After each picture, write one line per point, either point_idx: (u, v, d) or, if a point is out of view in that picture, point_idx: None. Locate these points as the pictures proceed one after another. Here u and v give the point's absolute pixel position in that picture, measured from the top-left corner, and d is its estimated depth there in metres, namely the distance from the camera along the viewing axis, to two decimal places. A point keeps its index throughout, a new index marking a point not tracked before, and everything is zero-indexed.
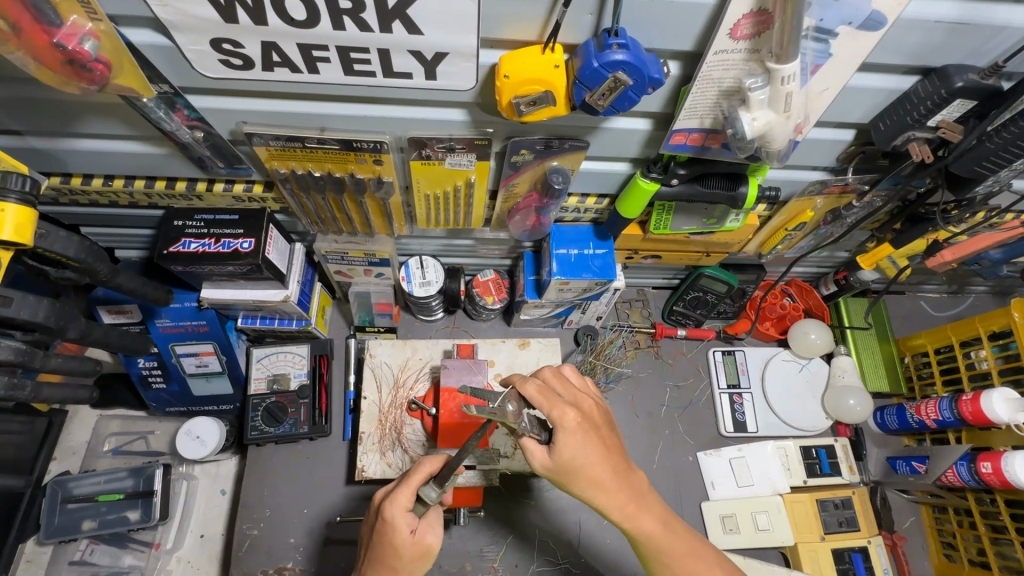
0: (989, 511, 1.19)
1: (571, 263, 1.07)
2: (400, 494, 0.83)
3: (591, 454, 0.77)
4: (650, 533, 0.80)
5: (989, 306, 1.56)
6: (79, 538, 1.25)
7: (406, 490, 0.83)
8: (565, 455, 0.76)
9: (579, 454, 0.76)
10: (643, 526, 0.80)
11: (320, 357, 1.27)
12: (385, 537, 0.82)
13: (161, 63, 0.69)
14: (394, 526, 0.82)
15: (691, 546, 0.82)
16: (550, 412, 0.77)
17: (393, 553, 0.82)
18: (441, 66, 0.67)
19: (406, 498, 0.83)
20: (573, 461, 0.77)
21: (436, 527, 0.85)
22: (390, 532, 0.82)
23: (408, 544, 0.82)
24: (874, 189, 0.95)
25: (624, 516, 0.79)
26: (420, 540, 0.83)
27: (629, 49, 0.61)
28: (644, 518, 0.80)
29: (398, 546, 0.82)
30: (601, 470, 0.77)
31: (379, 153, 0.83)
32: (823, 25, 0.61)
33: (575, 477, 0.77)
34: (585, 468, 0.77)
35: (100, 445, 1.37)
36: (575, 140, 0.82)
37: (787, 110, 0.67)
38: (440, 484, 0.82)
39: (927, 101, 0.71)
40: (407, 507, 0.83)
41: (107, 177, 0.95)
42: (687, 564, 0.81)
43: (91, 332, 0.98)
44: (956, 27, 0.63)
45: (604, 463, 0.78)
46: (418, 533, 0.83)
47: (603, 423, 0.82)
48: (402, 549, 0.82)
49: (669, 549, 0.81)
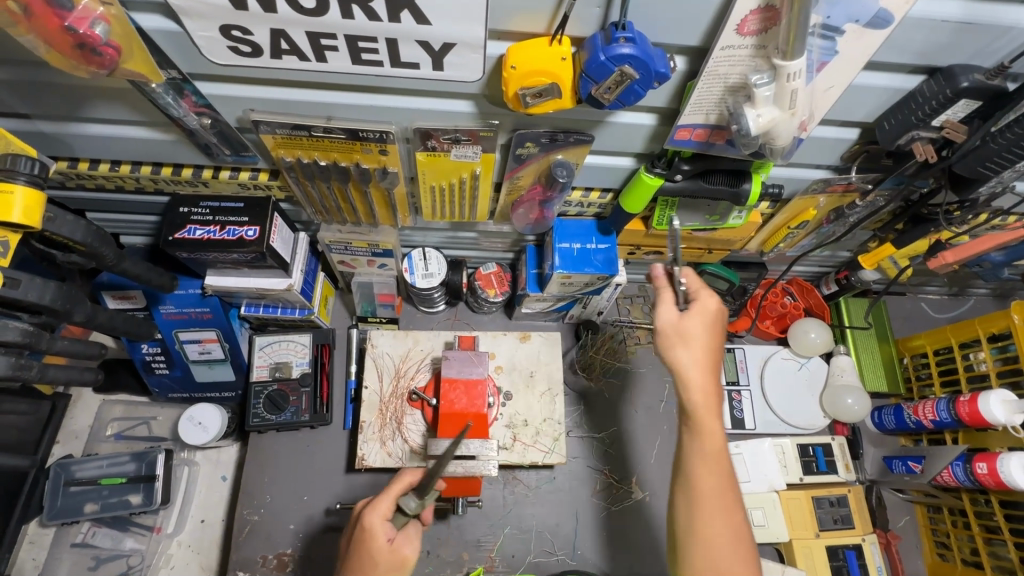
0: (983, 512, 1.20)
1: (574, 257, 1.08)
2: (380, 502, 0.85)
3: (702, 327, 0.83)
4: (704, 433, 0.78)
5: (989, 309, 1.57)
6: (82, 520, 1.27)
7: (387, 500, 0.85)
8: (684, 316, 0.83)
9: (695, 329, 0.82)
10: (706, 423, 0.78)
11: (323, 346, 1.28)
12: (362, 546, 0.83)
13: (170, 49, 0.69)
14: (371, 533, 0.83)
15: (727, 481, 0.76)
16: (697, 289, 0.86)
17: (370, 565, 0.82)
18: (449, 57, 0.67)
19: (385, 506, 0.85)
20: (684, 328, 0.83)
21: (414, 541, 0.85)
22: (368, 539, 0.83)
23: (384, 553, 0.82)
24: (877, 189, 0.96)
25: (699, 401, 0.79)
26: (396, 550, 0.83)
27: (636, 43, 0.61)
28: (709, 419, 0.79)
29: (375, 556, 0.82)
30: (703, 355, 0.82)
31: (385, 142, 0.84)
32: (830, 22, 0.61)
33: (675, 339, 0.83)
34: (689, 341, 0.82)
35: (103, 429, 1.38)
36: (581, 134, 0.82)
37: (792, 107, 0.67)
38: (420, 495, 0.81)
39: (932, 102, 0.71)
40: (387, 516, 0.85)
41: (114, 162, 0.96)
42: (718, 486, 0.75)
43: (96, 316, 0.99)
44: (962, 26, 0.63)
45: (705, 352, 0.82)
46: (396, 542, 0.84)
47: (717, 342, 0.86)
48: (378, 558, 0.82)
49: (711, 467, 0.76)
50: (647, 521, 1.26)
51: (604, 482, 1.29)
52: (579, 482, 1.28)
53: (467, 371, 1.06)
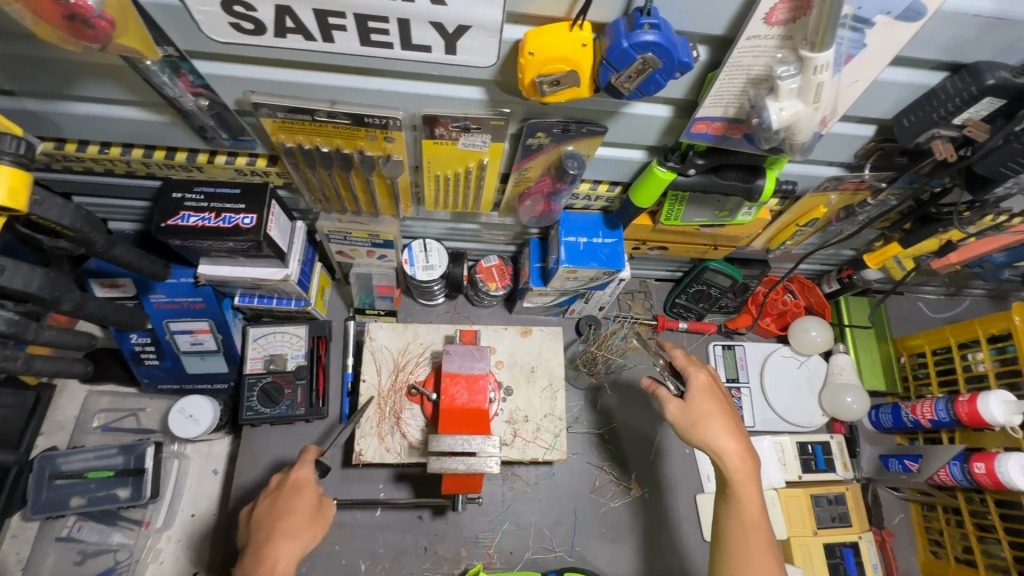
0: (978, 510, 1.21)
1: (580, 251, 1.05)
2: (309, 458, 0.97)
3: (713, 406, 0.92)
4: (744, 500, 0.86)
5: (985, 309, 1.58)
6: (67, 514, 1.23)
7: (311, 457, 0.97)
8: (691, 403, 0.92)
9: (704, 410, 0.91)
10: (744, 490, 0.87)
11: (319, 338, 1.25)
12: (294, 493, 0.93)
13: (166, 24, 0.65)
14: (303, 482, 0.94)
15: (764, 545, 0.84)
16: (688, 368, 0.96)
17: (298, 509, 0.91)
18: (462, 41, 0.64)
19: (311, 462, 0.97)
20: (697, 408, 0.92)
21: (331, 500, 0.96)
22: (298, 489, 0.93)
23: (311, 502, 0.93)
24: (889, 187, 0.95)
25: (734, 469, 0.87)
26: (322, 501, 0.94)
27: (660, 30, 0.59)
28: (747, 484, 0.87)
29: (302, 501, 0.92)
30: (723, 432, 0.89)
31: (390, 129, 0.81)
32: (861, 14, 0.60)
33: (694, 425, 0.91)
34: (707, 416, 0.91)
35: (89, 421, 1.34)
36: (594, 125, 0.80)
37: (816, 101, 0.65)
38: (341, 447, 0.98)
39: (956, 99, 0.70)
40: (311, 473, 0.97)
41: (103, 144, 0.91)
42: (759, 552, 0.84)
43: (84, 304, 0.95)
44: (993, 22, 0.61)
45: (725, 427, 0.90)
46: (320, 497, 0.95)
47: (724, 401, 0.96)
48: (303, 505, 0.91)
49: (751, 530, 0.85)
50: (645, 517, 1.26)
51: (602, 478, 1.28)
52: (577, 479, 1.27)
53: (469, 366, 1.04)
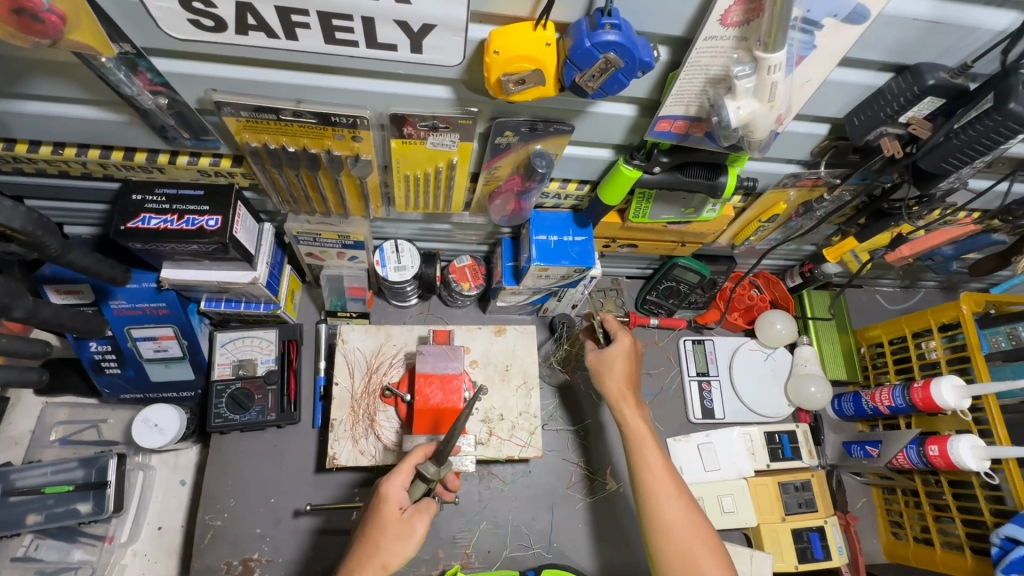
0: (934, 491, 1.27)
1: (550, 249, 1.06)
2: (401, 471, 0.87)
3: (622, 365, 1.05)
4: (635, 426, 0.98)
5: (937, 300, 1.66)
6: (23, 532, 1.17)
7: (403, 470, 0.87)
8: (602, 355, 1.06)
9: (613, 362, 1.05)
10: (631, 420, 0.99)
11: (289, 342, 1.23)
12: (377, 512, 0.85)
13: (121, 19, 0.63)
14: (385, 499, 0.85)
15: (658, 465, 0.94)
16: (615, 330, 1.08)
17: (378, 530, 0.84)
18: (427, 39, 0.65)
19: (404, 475, 0.87)
20: (606, 360, 1.05)
21: (425, 516, 0.85)
22: (381, 505, 0.85)
23: (393, 522, 0.84)
24: (844, 184, 0.99)
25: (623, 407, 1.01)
26: (408, 521, 0.84)
27: (621, 30, 0.61)
28: (632, 415, 0.99)
29: (385, 522, 0.84)
30: (620, 382, 1.03)
31: (357, 128, 0.80)
32: (810, 16, 0.62)
33: (602, 373, 1.05)
34: (611, 369, 1.04)
35: (46, 434, 1.29)
36: (560, 124, 0.82)
37: (771, 100, 0.68)
38: (437, 461, 0.84)
39: (901, 98, 0.74)
40: (405, 486, 0.87)
41: (57, 144, 0.88)
42: (655, 472, 0.93)
43: (38, 311, 0.92)
44: (932, 26, 0.65)
45: (624, 382, 1.03)
46: (409, 515, 0.85)
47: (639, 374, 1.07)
48: (387, 524, 0.84)
49: (647, 452, 0.95)
50: (622, 511, 1.27)
51: (577, 475, 1.29)
52: (553, 477, 1.28)
53: (442, 366, 1.04)
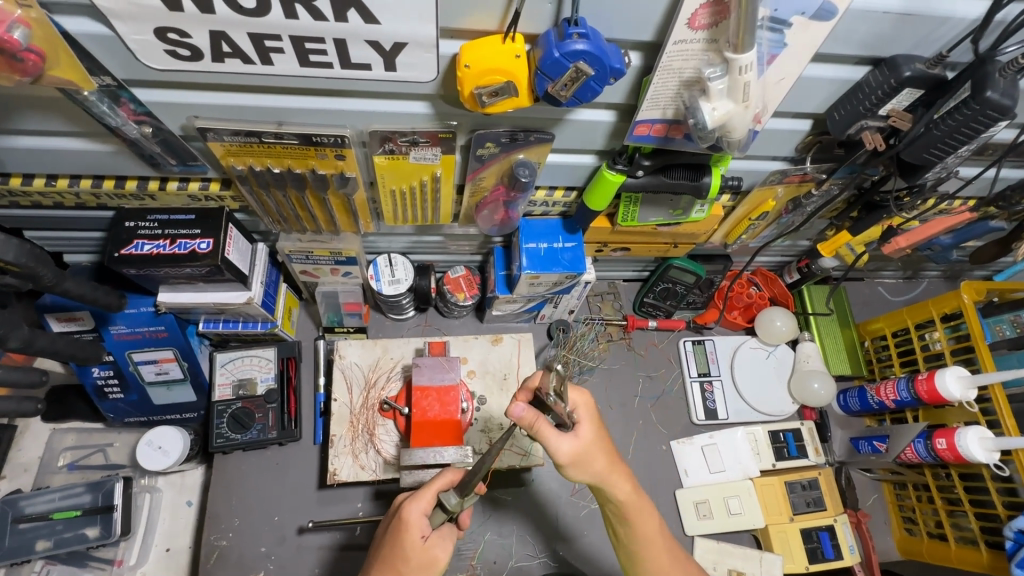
0: (945, 486, 1.24)
1: (541, 257, 1.07)
2: (421, 495, 0.83)
3: (603, 443, 0.83)
4: (643, 520, 0.87)
5: (940, 289, 1.63)
6: (33, 558, 1.18)
7: (425, 496, 0.83)
8: (585, 440, 0.81)
9: (594, 447, 0.81)
10: (638, 513, 0.86)
11: (288, 359, 1.24)
12: (398, 538, 0.81)
13: (101, 54, 0.65)
14: (407, 526, 0.81)
15: (670, 553, 0.90)
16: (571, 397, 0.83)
17: (400, 557, 0.81)
18: (400, 57, 0.66)
19: (426, 501, 0.83)
20: (587, 445, 0.80)
21: (446, 543, 0.84)
22: (404, 530, 0.81)
23: (415, 552, 0.81)
24: (831, 178, 0.98)
25: (628, 499, 0.85)
26: (429, 550, 0.82)
27: (589, 39, 0.61)
28: (641, 504, 0.87)
29: (407, 550, 0.81)
30: (607, 466, 0.82)
31: (341, 147, 0.81)
32: (778, 15, 0.63)
33: (585, 465, 0.81)
34: (596, 453, 0.81)
35: (54, 460, 1.30)
36: (541, 133, 0.82)
37: (745, 100, 0.68)
38: (461, 493, 0.82)
39: (879, 91, 0.73)
40: (426, 512, 0.83)
41: (50, 176, 0.90)
42: (664, 560, 0.89)
43: (36, 339, 0.94)
44: (903, 17, 0.65)
45: (610, 463, 0.83)
46: (429, 543, 0.82)
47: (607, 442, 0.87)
48: (409, 553, 0.81)
49: (653, 533, 0.88)
50: None
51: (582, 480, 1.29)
52: (559, 485, 1.28)
53: (438, 378, 1.04)
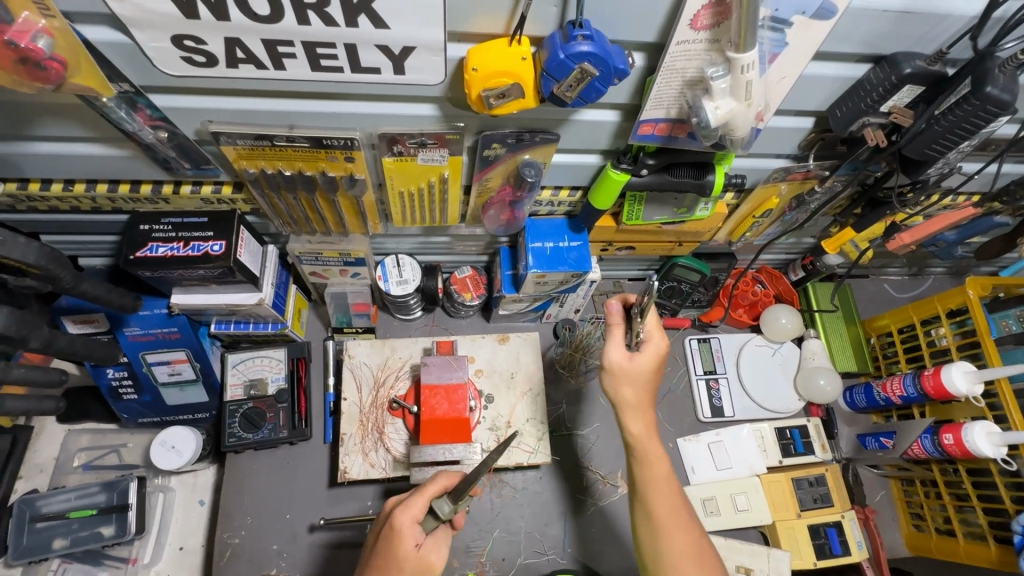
0: (953, 481, 1.24)
1: (547, 256, 1.08)
2: (413, 503, 0.82)
3: (647, 383, 0.90)
4: (652, 462, 0.89)
5: (946, 286, 1.64)
6: (50, 557, 1.20)
7: (417, 504, 0.82)
8: (634, 367, 0.89)
9: (643, 375, 0.89)
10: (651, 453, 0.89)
11: (298, 360, 1.26)
12: (390, 548, 0.80)
13: (120, 60, 0.67)
14: (401, 535, 0.80)
15: (675, 505, 0.88)
16: (648, 328, 0.90)
17: (394, 567, 0.79)
18: (409, 60, 0.67)
19: (419, 508, 0.82)
20: (631, 371, 0.89)
21: (440, 548, 0.83)
22: (396, 540, 0.80)
23: (410, 559, 0.79)
24: (834, 175, 0.99)
25: (643, 433, 0.89)
26: (424, 556, 0.81)
27: (594, 40, 0.62)
28: (653, 446, 0.90)
29: (400, 559, 0.79)
30: (642, 396, 0.90)
31: (350, 150, 0.83)
32: (778, 15, 0.64)
33: (625, 383, 0.89)
34: (634, 380, 0.89)
35: (70, 461, 1.33)
36: (546, 133, 0.83)
37: (748, 98, 0.69)
38: (455, 500, 0.80)
39: (880, 88, 0.74)
40: (417, 519, 0.82)
41: (67, 181, 0.92)
42: (673, 507, 0.88)
43: (54, 340, 0.96)
44: (903, 15, 0.66)
45: (647, 401, 0.90)
46: (423, 549, 0.81)
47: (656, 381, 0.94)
48: (403, 563, 0.79)
49: (659, 475, 0.89)
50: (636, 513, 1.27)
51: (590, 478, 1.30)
52: (566, 483, 1.28)
53: (446, 376, 1.05)
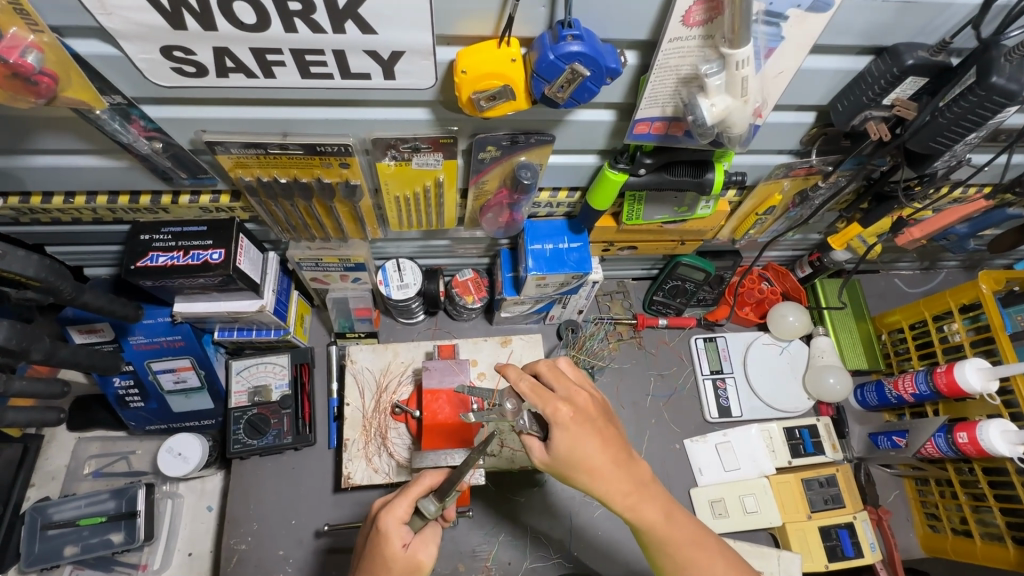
0: (969, 480, 1.22)
1: (547, 258, 1.07)
2: (396, 505, 0.81)
3: (591, 450, 0.77)
4: (652, 520, 0.80)
5: (959, 280, 1.60)
6: (62, 564, 1.22)
7: (400, 504, 0.81)
8: (562, 450, 0.77)
9: (576, 447, 0.77)
10: (643, 515, 0.80)
11: (301, 366, 1.26)
12: (377, 548, 0.80)
13: (110, 73, 0.67)
14: (385, 535, 0.79)
15: (692, 555, 0.81)
16: (544, 409, 0.78)
17: (382, 567, 0.79)
18: (399, 65, 0.67)
19: (403, 510, 0.81)
20: (566, 457, 0.77)
21: (430, 546, 0.81)
22: (381, 542, 0.80)
23: (397, 559, 0.79)
24: (838, 170, 0.96)
25: (625, 503, 0.79)
26: (412, 555, 0.80)
27: (584, 40, 0.61)
28: (645, 506, 0.80)
29: (388, 559, 0.79)
30: (601, 460, 0.78)
31: (344, 156, 0.83)
32: (772, 9, 0.62)
33: (575, 470, 0.78)
34: (581, 459, 0.77)
35: (80, 468, 1.34)
36: (541, 134, 0.82)
37: (744, 95, 0.67)
38: (439, 498, 0.79)
39: (881, 81, 0.72)
40: (403, 520, 0.81)
41: (68, 194, 0.93)
42: (697, 557, 0.81)
43: (56, 351, 0.96)
44: (904, 6, 0.64)
45: (602, 454, 0.78)
46: (411, 549, 0.80)
47: (602, 416, 0.81)
48: (391, 563, 0.79)
49: (667, 531, 0.80)
50: None
51: None
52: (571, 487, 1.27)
53: (448, 381, 1.05)
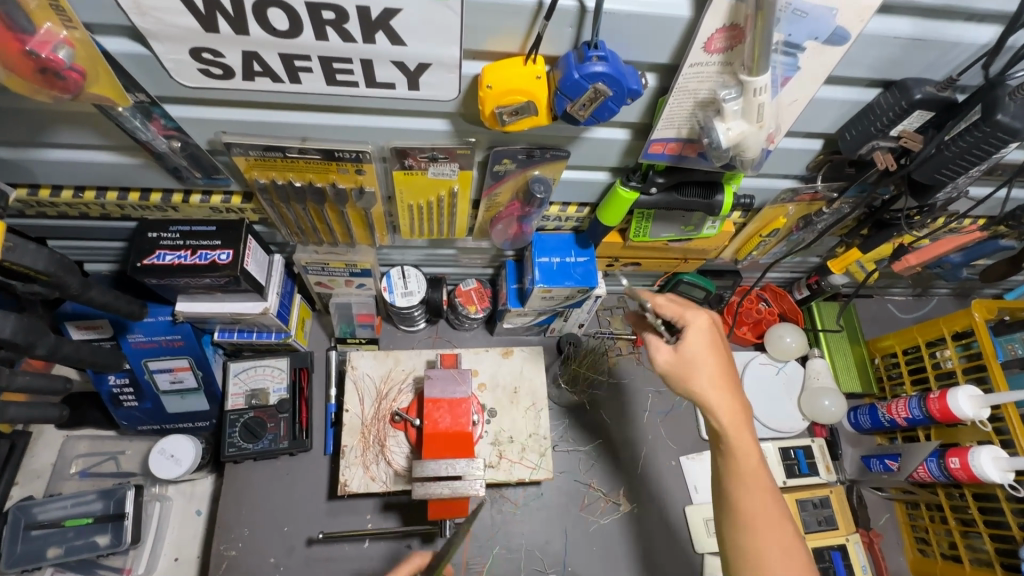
0: (959, 506, 1.24)
1: (553, 271, 1.08)
2: None
3: (709, 355, 0.84)
4: (738, 454, 0.80)
5: (950, 308, 1.64)
6: (44, 566, 1.19)
7: None
8: (684, 348, 0.84)
9: (696, 349, 0.84)
10: (741, 444, 0.80)
11: (301, 370, 1.25)
12: None
13: (136, 72, 0.67)
14: None
15: (773, 510, 0.78)
16: (682, 313, 0.86)
17: None
18: (424, 77, 0.68)
19: None
20: (687, 357, 0.84)
21: None
22: None
23: None
24: (842, 197, 0.99)
25: (728, 423, 0.81)
26: None
27: (609, 61, 0.63)
28: (739, 435, 0.81)
29: None
30: (712, 367, 0.83)
31: (361, 162, 0.83)
32: (791, 40, 0.64)
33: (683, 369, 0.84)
34: (696, 361, 0.83)
35: (67, 467, 1.31)
36: (557, 150, 0.84)
37: (759, 121, 0.69)
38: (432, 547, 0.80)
39: (889, 113, 0.75)
40: None
41: (77, 188, 0.93)
42: (769, 508, 0.78)
43: (60, 347, 0.95)
44: (914, 43, 0.66)
45: (720, 363, 0.83)
46: None
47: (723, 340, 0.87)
48: None
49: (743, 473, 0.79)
50: (635, 534, 1.26)
51: (591, 495, 1.28)
52: (567, 499, 1.27)
53: (450, 390, 1.04)
